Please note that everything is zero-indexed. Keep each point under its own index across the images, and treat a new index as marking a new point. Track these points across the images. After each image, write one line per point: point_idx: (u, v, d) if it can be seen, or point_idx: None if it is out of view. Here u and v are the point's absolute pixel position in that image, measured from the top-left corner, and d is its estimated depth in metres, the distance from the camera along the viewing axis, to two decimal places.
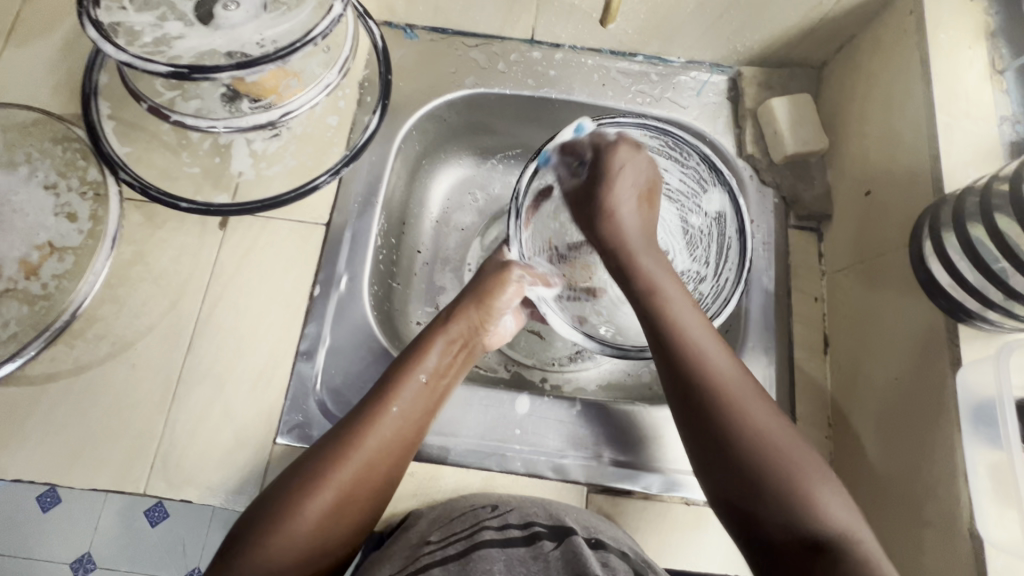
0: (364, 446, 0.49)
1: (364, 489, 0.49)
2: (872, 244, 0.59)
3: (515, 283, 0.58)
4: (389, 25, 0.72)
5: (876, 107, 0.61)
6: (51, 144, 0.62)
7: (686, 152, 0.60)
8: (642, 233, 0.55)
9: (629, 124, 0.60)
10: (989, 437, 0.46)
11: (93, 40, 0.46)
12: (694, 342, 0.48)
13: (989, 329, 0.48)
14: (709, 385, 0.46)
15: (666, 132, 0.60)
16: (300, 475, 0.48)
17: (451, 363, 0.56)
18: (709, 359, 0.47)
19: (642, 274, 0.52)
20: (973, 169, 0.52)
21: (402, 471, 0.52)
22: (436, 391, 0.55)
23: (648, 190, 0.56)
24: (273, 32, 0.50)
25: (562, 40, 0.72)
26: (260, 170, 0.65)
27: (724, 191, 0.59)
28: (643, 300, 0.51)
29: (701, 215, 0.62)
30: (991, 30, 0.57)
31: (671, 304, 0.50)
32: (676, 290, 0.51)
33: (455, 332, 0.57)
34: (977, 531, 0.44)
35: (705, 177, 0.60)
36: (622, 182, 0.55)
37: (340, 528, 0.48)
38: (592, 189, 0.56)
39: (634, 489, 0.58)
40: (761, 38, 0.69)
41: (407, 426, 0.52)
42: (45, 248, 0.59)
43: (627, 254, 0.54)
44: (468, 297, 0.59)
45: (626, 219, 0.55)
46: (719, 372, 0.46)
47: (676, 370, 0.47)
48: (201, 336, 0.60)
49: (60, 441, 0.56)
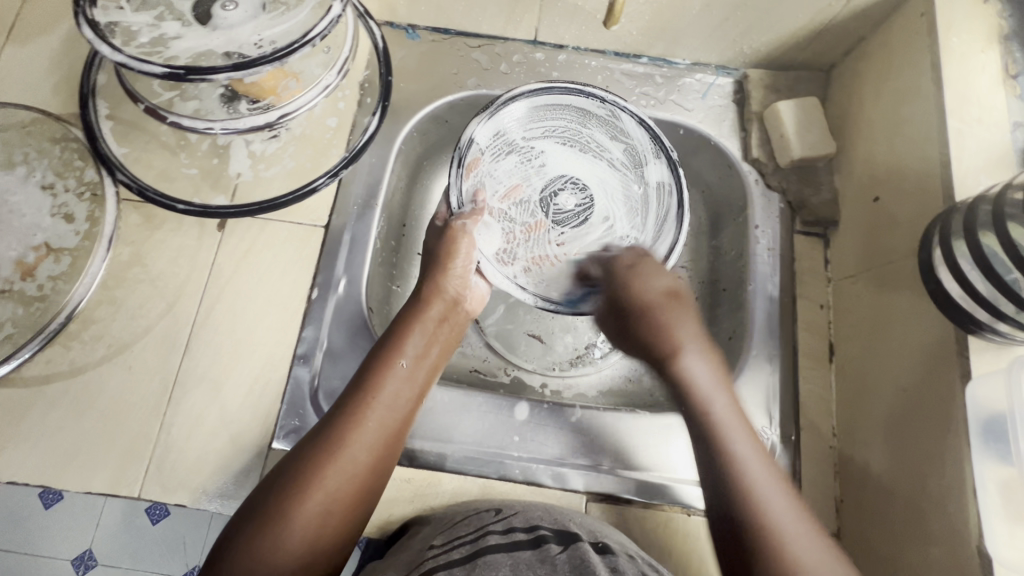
0: (350, 440, 0.49)
1: (353, 487, 0.48)
2: (879, 251, 0.58)
3: (466, 236, 0.60)
4: (391, 25, 0.71)
5: (886, 111, 0.60)
6: (49, 144, 0.62)
7: (631, 130, 0.63)
8: (691, 342, 0.56)
9: (575, 93, 0.62)
10: (999, 453, 0.44)
11: (89, 41, 0.46)
12: (743, 468, 0.47)
13: (1002, 341, 0.46)
14: (761, 524, 0.44)
15: (616, 105, 0.62)
16: (289, 476, 0.47)
17: (432, 342, 0.57)
18: (765, 493, 0.45)
19: (697, 394, 0.52)
20: (984, 176, 0.51)
21: (392, 460, 0.51)
22: (421, 374, 0.55)
23: (668, 291, 0.58)
24: (271, 32, 0.50)
25: (566, 41, 0.71)
26: (259, 171, 0.64)
27: (665, 163, 0.62)
28: (697, 420, 0.51)
29: (642, 185, 0.64)
30: (1005, 34, 0.55)
31: (724, 425, 0.50)
32: (729, 408, 0.51)
33: (434, 308, 0.58)
34: (985, 548, 0.43)
35: (646, 150, 0.63)
36: (646, 292, 0.58)
37: (333, 527, 0.47)
38: (621, 290, 0.59)
39: (633, 497, 0.58)
40: (767, 40, 0.68)
41: (393, 411, 0.52)
42: (41, 248, 0.58)
43: (675, 362, 0.55)
44: (437, 271, 0.59)
45: (677, 330, 0.57)
46: (767, 498, 0.45)
47: (723, 495, 0.46)
48: (198, 339, 0.60)
49: (55, 442, 0.56)
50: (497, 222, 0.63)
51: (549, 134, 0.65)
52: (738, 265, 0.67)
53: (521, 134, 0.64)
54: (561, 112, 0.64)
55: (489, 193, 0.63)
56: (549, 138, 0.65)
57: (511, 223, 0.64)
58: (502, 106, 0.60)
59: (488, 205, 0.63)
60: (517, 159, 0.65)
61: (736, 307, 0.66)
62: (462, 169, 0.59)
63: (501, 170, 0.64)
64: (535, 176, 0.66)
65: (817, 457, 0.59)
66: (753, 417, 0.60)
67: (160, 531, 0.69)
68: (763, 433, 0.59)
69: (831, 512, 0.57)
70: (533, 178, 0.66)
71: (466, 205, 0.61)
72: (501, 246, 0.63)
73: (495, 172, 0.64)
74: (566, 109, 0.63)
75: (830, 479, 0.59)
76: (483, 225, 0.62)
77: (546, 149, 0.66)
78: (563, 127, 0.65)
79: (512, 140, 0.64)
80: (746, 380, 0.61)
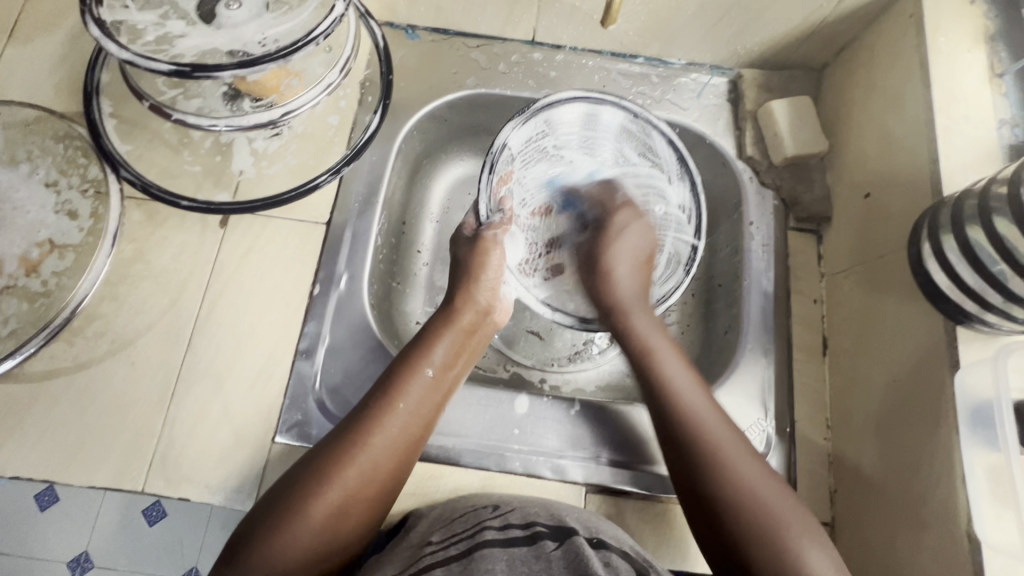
0: (372, 445, 0.50)
1: (371, 489, 0.50)
2: (871, 247, 0.60)
3: (496, 246, 0.61)
4: (391, 25, 0.72)
5: (876, 109, 0.61)
6: (53, 142, 0.62)
7: (659, 150, 0.65)
8: (634, 293, 0.62)
9: (612, 105, 0.64)
10: (986, 440, 0.46)
11: (96, 39, 0.47)
12: (675, 392, 0.54)
13: (989, 331, 0.48)
14: (699, 437, 0.51)
15: (649, 121, 0.64)
16: (308, 474, 0.49)
17: (459, 352, 0.58)
18: (702, 416, 0.52)
19: (636, 330, 0.59)
20: (971, 172, 0.52)
21: (410, 466, 0.53)
22: (446, 382, 0.56)
23: (641, 243, 0.64)
24: (275, 31, 0.51)
25: (564, 41, 0.72)
26: (261, 169, 0.65)
27: (687, 187, 0.65)
28: (639, 359, 0.57)
29: (664, 207, 0.67)
30: (990, 35, 0.57)
31: (659, 355, 0.57)
32: (664, 343, 0.58)
33: (462, 317, 0.59)
34: (974, 532, 0.44)
35: (673, 170, 0.66)
36: (620, 244, 0.64)
37: (348, 525, 0.49)
38: (596, 247, 0.64)
39: (632, 489, 0.58)
40: (761, 41, 0.69)
41: (416, 419, 0.53)
42: (45, 245, 0.59)
43: (623, 313, 0.60)
44: (468, 280, 0.60)
45: (622, 280, 0.62)
46: (697, 411, 0.52)
47: (665, 421, 0.53)
48: (202, 333, 0.60)
49: (59, 436, 0.56)
50: (521, 234, 0.66)
51: (579, 146, 0.67)
52: (733, 261, 0.68)
53: (553, 142, 0.66)
54: (596, 121, 0.66)
55: (518, 202, 0.66)
56: (578, 149, 0.68)
57: (536, 234, 0.68)
58: (535, 114, 0.62)
59: (517, 217, 0.66)
60: (546, 165, 0.67)
61: (731, 302, 0.67)
62: (493, 176, 0.60)
63: (531, 177, 0.67)
64: (562, 187, 0.69)
65: (811, 449, 0.60)
66: (748, 409, 0.61)
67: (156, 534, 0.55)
68: (759, 424, 0.60)
69: (825, 502, 0.59)
70: (559, 189, 0.69)
71: (499, 214, 0.62)
72: (524, 259, 0.67)
73: (524, 179, 0.66)
74: (602, 121, 0.66)
75: (824, 469, 0.60)
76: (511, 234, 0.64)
77: (575, 159, 0.68)
78: (596, 138, 0.67)
79: (543, 147, 0.66)
80: (740, 374, 0.62)
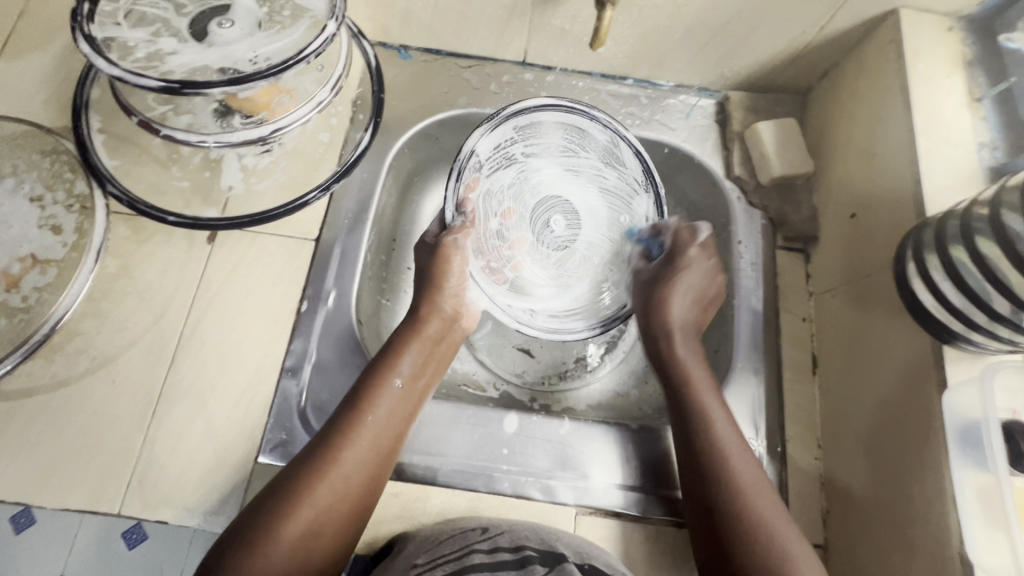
0: (342, 461, 0.50)
1: (344, 505, 0.49)
2: (857, 266, 0.60)
3: (458, 252, 0.59)
4: (383, 45, 0.73)
5: (859, 131, 0.63)
6: (40, 156, 0.62)
7: (626, 160, 0.65)
8: (688, 324, 0.61)
9: (583, 115, 0.63)
10: (975, 459, 0.46)
11: (85, 55, 0.47)
12: (710, 423, 0.54)
13: (975, 351, 0.48)
14: (722, 474, 0.51)
15: (619, 132, 0.64)
16: (279, 493, 0.48)
17: (427, 361, 0.58)
18: (727, 452, 0.52)
19: (676, 358, 0.58)
20: (954, 193, 0.53)
21: (383, 478, 0.53)
22: (415, 392, 0.56)
23: (712, 286, 0.61)
24: (266, 50, 0.51)
25: (554, 63, 0.73)
26: (251, 184, 0.64)
27: (653, 199, 0.65)
28: (677, 390, 0.57)
29: (629, 217, 0.67)
30: (968, 61, 0.58)
31: (696, 386, 0.56)
32: (734, 437, 0.53)
33: (430, 325, 0.59)
34: (967, 556, 0.44)
35: (639, 182, 0.65)
36: (688, 277, 0.60)
37: (321, 545, 0.48)
38: (660, 276, 0.62)
39: (621, 509, 0.58)
40: (746, 65, 0.70)
41: (386, 431, 0.53)
42: (27, 260, 0.58)
43: (669, 339, 0.59)
44: (433, 288, 0.60)
45: (680, 309, 0.60)
46: (724, 441, 0.53)
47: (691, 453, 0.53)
48: (185, 351, 0.59)
49: (33, 457, 0.55)
50: (485, 240, 0.64)
51: (548, 153, 0.67)
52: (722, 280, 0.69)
53: (521, 150, 0.65)
54: (559, 131, 0.65)
55: (483, 210, 0.64)
56: (546, 156, 0.67)
57: (498, 239, 0.65)
58: (501, 121, 0.60)
59: (484, 224, 0.64)
60: (513, 174, 0.66)
61: (721, 321, 0.67)
62: (459, 184, 0.59)
63: (498, 184, 0.66)
64: (529, 193, 0.67)
65: (802, 468, 0.60)
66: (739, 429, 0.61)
67: (136, 558, 0.53)
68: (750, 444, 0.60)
69: (817, 523, 0.58)
70: (525, 196, 0.67)
71: (461, 218, 0.60)
72: (484, 263, 0.64)
73: (491, 187, 0.65)
74: (570, 127, 0.65)
75: (816, 489, 0.59)
76: (474, 240, 0.62)
77: (543, 168, 0.67)
78: (560, 144, 0.66)
79: (511, 154, 0.65)
80: (731, 394, 0.62)
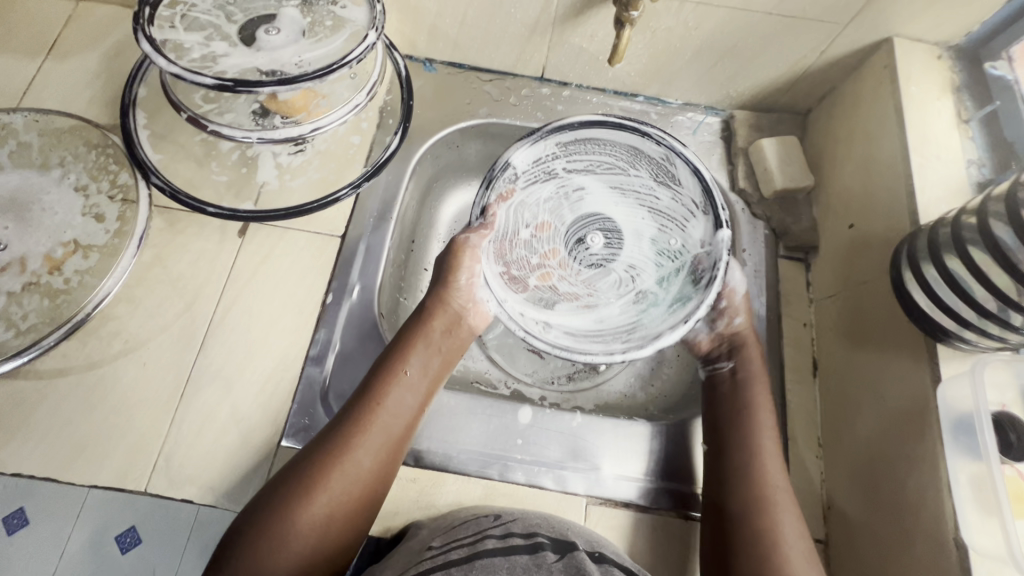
0: (355, 447, 0.52)
1: (357, 489, 0.51)
2: (854, 273, 0.64)
3: (470, 249, 0.63)
4: (410, 57, 0.77)
5: (856, 148, 0.67)
6: (86, 149, 0.66)
7: (683, 181, 0.64)
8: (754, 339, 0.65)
9: (632, 133, 0.64)
10: (969, 451, 0.48)
11: (146, 53, 0.51)
12: (759, 411, 0.59)
13: (969, 348, 0.51)
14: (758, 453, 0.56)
15: (674, 149, 0.63)
16: (295, 476, 0.50)
17: (434, 353, 0.61)
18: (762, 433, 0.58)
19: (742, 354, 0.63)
20: (945, 204, 0.57)
21: (396, 464, 0.55)
22: (424, 383, 0.59)
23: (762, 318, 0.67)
24: (311, 55, 0.55)
25: (570, 79, 0.78)
26: (284, 181, 0.68)
27: (710, 221, 0.63)
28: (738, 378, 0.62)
29: (682, 240, 0.66)
30: (956, 86, 0.63)
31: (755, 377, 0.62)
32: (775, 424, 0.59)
33: (437, 321, 0.62)
34: (962, 539, 0.46)
35: (697, 205, 0.64)
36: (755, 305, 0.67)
37: (336, 527, 0.50)
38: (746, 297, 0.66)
39: (629, 498, 0.60)
40: (751, 86, 0.75)
41: (397, 419, 0.55)
42: (70, 245, 0.61)
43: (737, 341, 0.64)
44: (440, 284, 0.63)
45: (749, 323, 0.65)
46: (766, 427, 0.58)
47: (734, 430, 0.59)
48: (215, 337, 0.62)
49: (65, 434, 0.57)
50: (513, 249, 0.66)
51: (593, 170, 0.68)
52: None
53: (564, 165, 0.68)
54: (612, 146, 0.66)
55: (512, 221, 0.66)
56: (590, 173, 0.69)
57: (528, 250, 0.67)
58: (543, 136, 0.64)
59: (512, 236, 0.67)
60: (553, 188, 0.68)
61: None
62: (489, 191, 0.63)
63: (536, 198, 0.68)
64: (567, 210, 0.69)
65: (804, 467, 0.62)
66: None
67: (128, 562, 0.53)
68: None
69: (818, 520, 0.60)
70: (564, 211, 0.69)
71: (480, 219, 0.63)
72: (506, 270, 0.65)
73: (528, 199, 0.67)
74: (621, 145, 0.66)
75: (818, 488, 0.61)
76: (490, 245, 0.65)
77: (586, 184, 0.69)
78: (612, 163, 0.68)
79: (551, 168, 0.67)
80: None
